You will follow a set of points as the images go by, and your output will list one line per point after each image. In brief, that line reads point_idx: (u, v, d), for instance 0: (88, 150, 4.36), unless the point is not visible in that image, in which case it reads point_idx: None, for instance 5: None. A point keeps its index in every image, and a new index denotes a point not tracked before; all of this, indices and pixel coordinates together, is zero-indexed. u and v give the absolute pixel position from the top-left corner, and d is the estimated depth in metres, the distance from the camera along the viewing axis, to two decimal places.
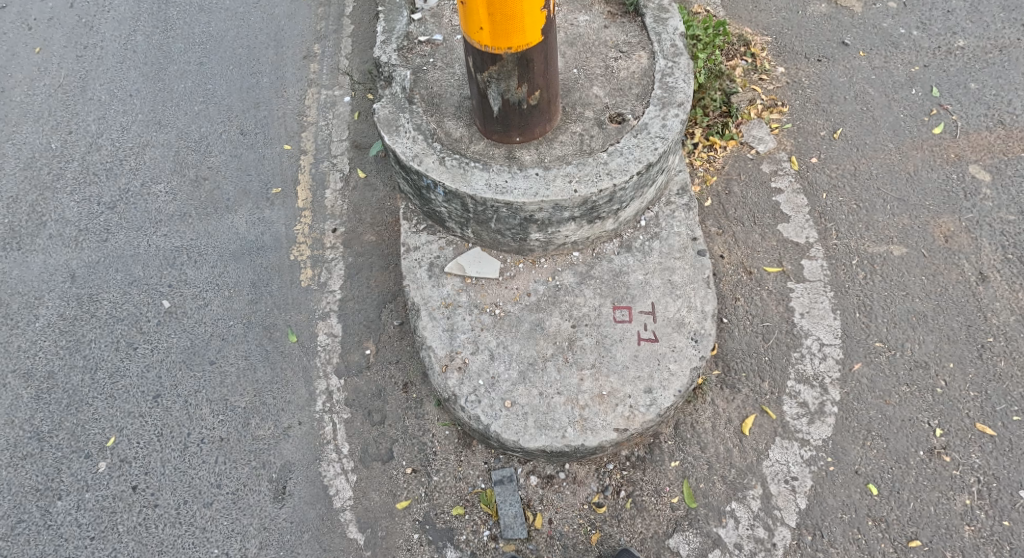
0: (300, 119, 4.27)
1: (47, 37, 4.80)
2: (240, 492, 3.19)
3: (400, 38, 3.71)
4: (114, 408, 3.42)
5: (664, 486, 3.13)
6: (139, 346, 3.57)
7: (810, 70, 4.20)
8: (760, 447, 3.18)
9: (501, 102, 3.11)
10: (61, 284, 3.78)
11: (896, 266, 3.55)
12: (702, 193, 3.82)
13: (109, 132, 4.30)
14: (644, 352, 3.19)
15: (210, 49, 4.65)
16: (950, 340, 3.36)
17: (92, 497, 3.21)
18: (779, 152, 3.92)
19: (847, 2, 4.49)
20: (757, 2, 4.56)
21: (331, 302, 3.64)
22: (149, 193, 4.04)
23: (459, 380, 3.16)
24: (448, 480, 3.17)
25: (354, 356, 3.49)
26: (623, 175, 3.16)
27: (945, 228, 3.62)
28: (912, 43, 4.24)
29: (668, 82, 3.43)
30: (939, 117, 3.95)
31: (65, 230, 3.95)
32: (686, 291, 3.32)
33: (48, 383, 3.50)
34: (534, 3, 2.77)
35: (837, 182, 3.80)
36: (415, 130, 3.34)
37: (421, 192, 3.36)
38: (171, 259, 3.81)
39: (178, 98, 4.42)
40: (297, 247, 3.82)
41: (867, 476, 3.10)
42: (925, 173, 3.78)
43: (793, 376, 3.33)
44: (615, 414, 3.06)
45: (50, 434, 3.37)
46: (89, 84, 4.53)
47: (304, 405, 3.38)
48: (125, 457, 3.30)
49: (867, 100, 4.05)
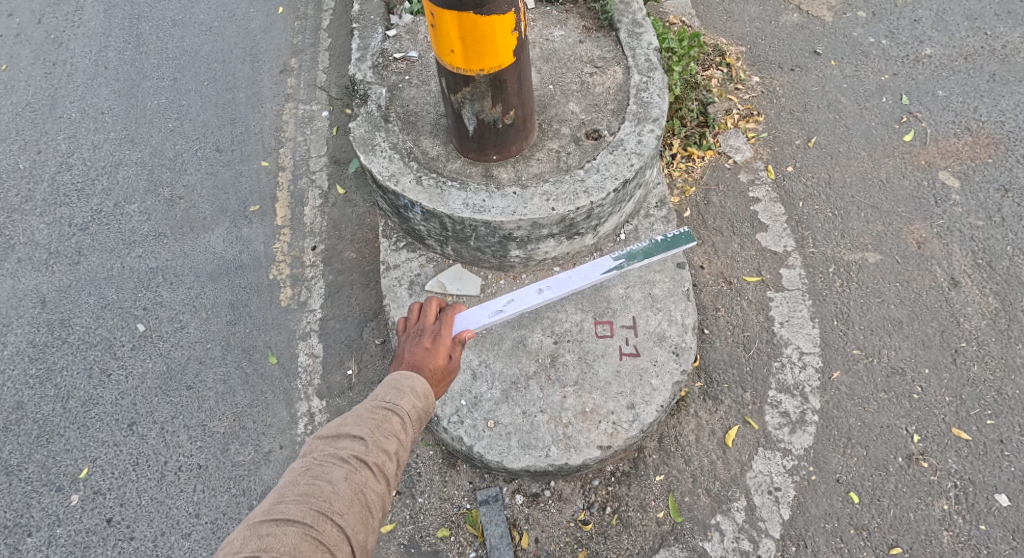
0: (277, 135, 4.18)
1: (14, 54, 4.64)
2: (219, 521, 3.11)
3: (376, 56, 3.68)
4: (87, 438, 3.32)
5: (650, 500, 3.12)
6: (113, 373, 3.47)
7: (784, 80, 4.25)
8: (743, 458, 3.19)
9: (476, 122, 3.10)
10: (31, 310, 3.67)
11: (871, 273, 3.59)
12: (681, 204, 3.84)
13: (80, 152, 4.18)
14: (626, 367, 3.18)
15: (184, 64, 4.53)
16: (925, 346, 3.41)
17: (65, 532, 3.11)
18: (756, 161, 3.96)
19: (818, 12, 4.55)
20: (731, 12, 4.60)
21: (312, 321, 3.56)
22: (121, 213, 3.93)
23: (441, 401, 3.14)
24: (433, 502, 3.16)
25: (335, 377, 3.40)
26: (600, 193, 3.16)
27: (917, 234, 3.68)
28: (881, 52, 4.31)
29: (643, 97, 3.43)
30: (909, 124, 4.02)
31: (34, 254, 3.83)
32: (667, 305, 3.32)
33: (17, 414, 3.40)
34: (503, 24, 2.77)
35: (812, 191, 3.84)
36: (391, 149, 3.31)
37: (399, 212, 3.33)
38: (146, 281, 3.71)
39: (151, 115, 4.30)
40: (276, 266, 3.74)
41: (848, 484, 3.13)
42: (896, 180, 3.84)
43: (775, 386, 3.35)
44: (599, 431, 3.05)
45: (20, 467, 3.27)
46: (59, 102, 4.39)
47: (284, 429, 3.30)
48: (99, 488, 3.21)
49: (840, 109, 4.11)
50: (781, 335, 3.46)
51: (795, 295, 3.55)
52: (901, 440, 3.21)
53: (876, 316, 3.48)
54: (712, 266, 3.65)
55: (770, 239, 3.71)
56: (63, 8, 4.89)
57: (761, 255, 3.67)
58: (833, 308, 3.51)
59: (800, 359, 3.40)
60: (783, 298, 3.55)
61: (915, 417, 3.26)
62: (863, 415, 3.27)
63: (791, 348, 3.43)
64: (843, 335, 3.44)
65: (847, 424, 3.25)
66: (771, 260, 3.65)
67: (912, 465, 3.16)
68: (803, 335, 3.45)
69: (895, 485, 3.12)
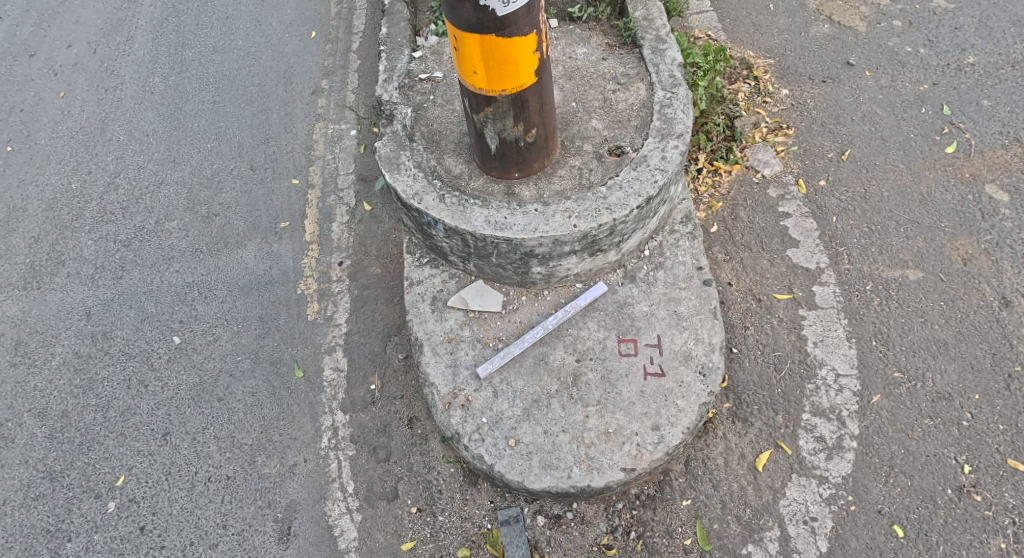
0: (308, 153, 4.30)
1: (71, 82, 4.85)
2: (245, 533, 3.12)
3: (401, 76, 3.75)
4: (125, 447, 3.35)
5: (676, 526, 3.02)
6: (150, 383, 3.51)
7: (815, 92, 4.14)
8: (776, 485, 3.06)
9: (498, 140, 3.12)
10: (77, 321, 3.73)
11: (913, 291, 3.43)
12: (707, 219, 3.76)
13: (126, 171, 4.32)
14: (651, 387, 3.12)
15: (223, 88, 4.71)
16: (973, 369, 3.22)
17: (102, 538, 3.14)
18: (785, 175, 3.85)
19: (851, 22, 4.42)
20: (758, 24, 4.52)
21: (338, 336, 3.60)
22: (162, 230, 4.04)
23: (462, 418, 3.11)
24: (454, 521, 3.09)
25: (359, 391, 3.43)
26: (623, 210, 3.13)
27: (962, 251, 3.51)
28: (919, 61, 4.16)
29: (667, 113, 3.41)
30: (952, 136, 3.85)
31: (82, 268, 3.92)
32: (693, 323, 3.25)
33: (62, 422, 3.43)
34: (525, 45, 2.80)
35: (847, 205, 3.70)
36: (416, 168, 3.35)
37: (422, 229, 3.36)
38: (183, 295, 3.79)
39: (193, 136, 4.46)
40: (304, 280, 3.80)
41: (891, 516, 2.97)
42: (939, 194, 3.67)
43: (809, 408, 3.21)
44: (623, 452, 2.99)
45: (62, 474, 3.29)
46: (109, 125, 4.57)
47: (309, 442, 3.32)
48: (134, 496, 3.23)
49: (875, 120, 3.97)
50: (814, 355, 3.33)
51: (829, 313, 3.42)
52: (951, 471, 3.03)
53: (919, 337, 3.32)
54: (741, 282, 3.55)
55: (802, 255, 3.59)
56: (115, 38, 5.12)
57: (793, 271, 3.55)
58: (872, 327, 3.36)
59: (836, 382, 3.25)
60: (818, 316, 3.42)
61: (966, 446, 3.07)
62: (906, 442, 3.10)
63: (826, 369, 3.29)
64: (884, 356, 3.29)
65: (889, 452, 3.09)
66: (803, 277, 3.53)
67: (963, 498, 2.97)
68: (838, 355, 3.31)
69: (945, 520, 2.94)
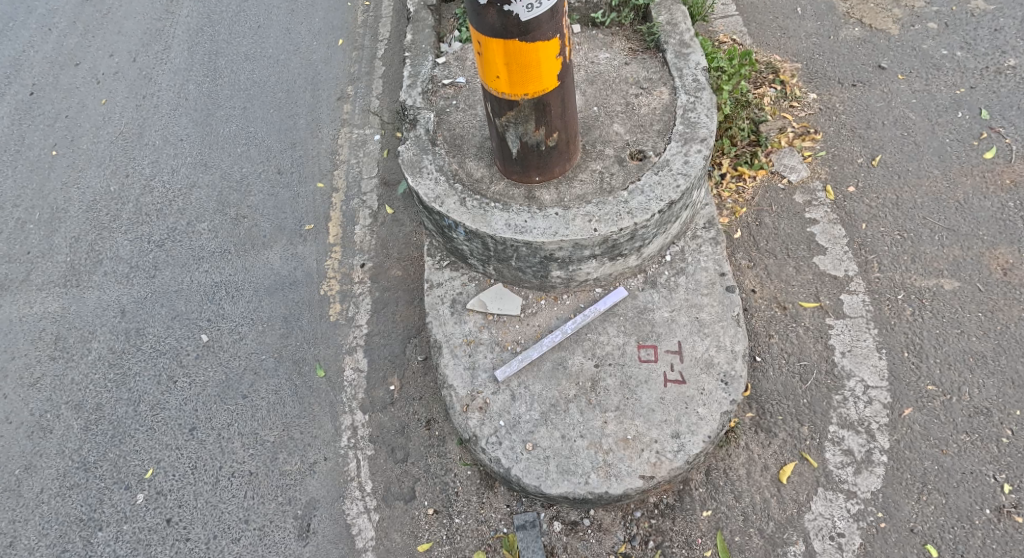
0: (333, 158, 4.41)
1: (112, 89, 5.07)
2: (266, 529, 3.17)
3: (425, 82, 3.82)
4: (153, 440, 3.46)
5: (696, 537, 2.95)
6: (179, 380, 3.62)
7: (845, 96, 4.05)
8: (801, 498, 2.96)
9: (519, 144, 3.14)
10: (112, 318, 3.88)
11: (948, 301, 3.31)
12: (730, 225, 3.70)
13: (161, 174, 4.49)
14: (671, 394, 3.07)
15: (254, 94, 4.86)
16: (1014, 384, 3.09)
17: (130, 529, 3.23)
18: (813, 181, 3.77)
19: (882, 25, 4.33)
20: (785, 28, 4.45)
21: (358, 336, 3.67)
22: (194, 231, 4.17)
23: (480, 420, 3.10)
24: (470, 524, 3.08)
25: (379, 392, 3.48)
26: (644, 214, 3.12)
27: (1002, 260, 3.38)
28: (955, 64, 4.06)
29: (690, 118, 3.40)
30: (990, 141, 3.73)
31: (118, 267, 4.08)
32: (715, 330, 3.20)
33: (96, 415, 3.56)
34: (548, 50, 2.82)
35: (877, 212, 3.60)
36: (437, 171, 3.40)
37: (443, 232, 3.39)
38: (211, 294, 3.90)
39: (224, 141, 4.61)
40: (327, 282, 3.88)
41: (924, 535, 2.85)
42: (977, 201, 3.55)
43: (836, 420, 3.11)
44: (641, 460, 2.95)
45: (95, 465, 3.41)
46: (146, 131, 4.76)
47: (329, 441, 3.37)
48: (161, 489, 3.32)
49: (908, 125, 3.86)
50: (842, 366, 3.23)
51: (858, 322, 3.32)
52: (990, 490, 2.90)
53: (954, 349, 3.20)
54: (765, 290, 3.47)
55: (830, 262, 3.50)
56: (153, 47, 5.34)
57: (820, 279, 3.46)
58: (904, 338, 3.25)
59: (865, 394, 3.15)
60: (846, 325, 3.32)
61: (1006, 464, 2.94)
62: (940, 458, 2.98)
63: (854, 381, 3.18)
64: (916, 369, 3.17)
65: (921, 468, 2.97)
66: (830, 285, 3.44)
67: (1003, 519, 2.84)
68: (867, 367, 3.21)
69: (983, 541, 2.81)
